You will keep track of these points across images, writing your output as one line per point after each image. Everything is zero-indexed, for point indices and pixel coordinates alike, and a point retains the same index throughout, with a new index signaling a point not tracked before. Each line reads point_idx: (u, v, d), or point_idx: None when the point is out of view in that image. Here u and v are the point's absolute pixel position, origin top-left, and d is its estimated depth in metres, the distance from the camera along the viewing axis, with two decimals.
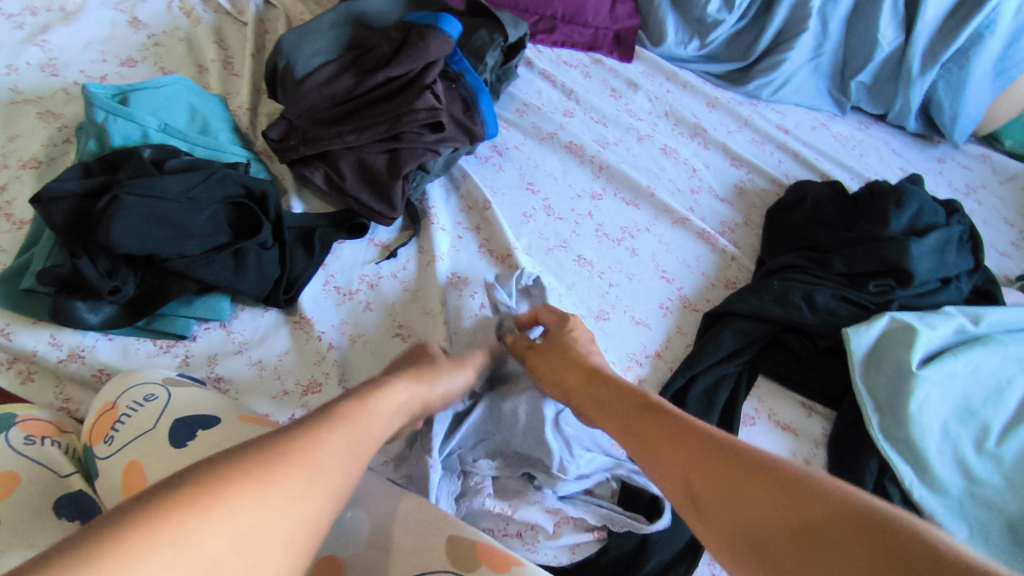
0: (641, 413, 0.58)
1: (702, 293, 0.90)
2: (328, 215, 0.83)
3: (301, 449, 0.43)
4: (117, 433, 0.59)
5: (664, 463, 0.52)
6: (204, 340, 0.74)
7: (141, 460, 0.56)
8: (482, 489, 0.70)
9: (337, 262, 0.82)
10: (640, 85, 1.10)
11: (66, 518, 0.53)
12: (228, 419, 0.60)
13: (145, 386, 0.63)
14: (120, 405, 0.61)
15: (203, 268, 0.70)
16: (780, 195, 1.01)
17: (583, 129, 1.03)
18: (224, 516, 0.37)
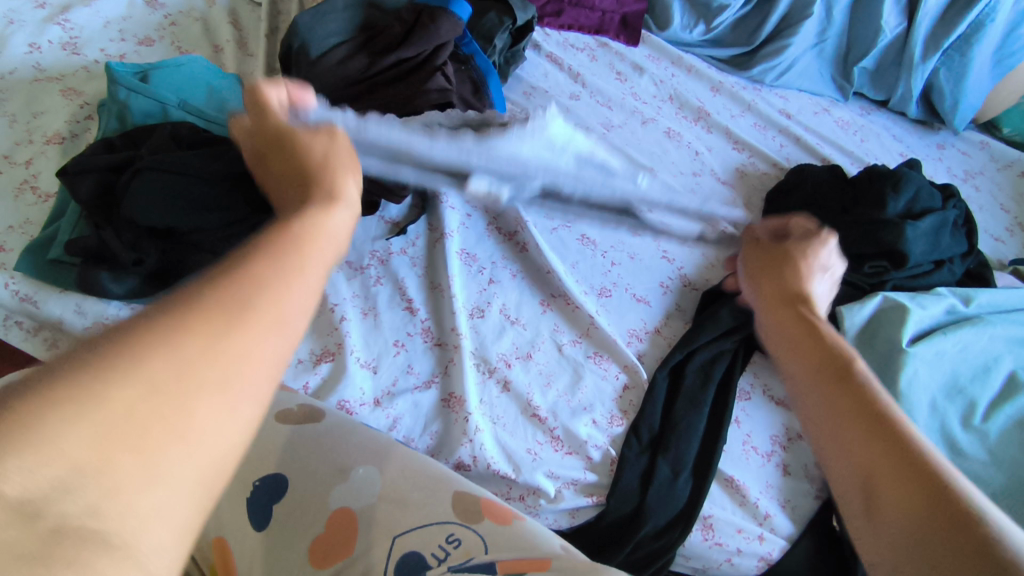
0: (836, 384, 0.43)
1: (702, 273, 0.94)
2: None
3: (250, 289, 0.31)
4: None
5: (847, 452, 0.39)
6: None
7: None
8: (485, 455, 0.73)
9: (350, 238, 0.85)
10: (645, 69, 1.12)
11: None
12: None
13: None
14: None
15: (220, 242, 0.73)
16: (780, 178, 1.04)
17: (589, 112, 1.05)
18: (143, 376, 0.25)
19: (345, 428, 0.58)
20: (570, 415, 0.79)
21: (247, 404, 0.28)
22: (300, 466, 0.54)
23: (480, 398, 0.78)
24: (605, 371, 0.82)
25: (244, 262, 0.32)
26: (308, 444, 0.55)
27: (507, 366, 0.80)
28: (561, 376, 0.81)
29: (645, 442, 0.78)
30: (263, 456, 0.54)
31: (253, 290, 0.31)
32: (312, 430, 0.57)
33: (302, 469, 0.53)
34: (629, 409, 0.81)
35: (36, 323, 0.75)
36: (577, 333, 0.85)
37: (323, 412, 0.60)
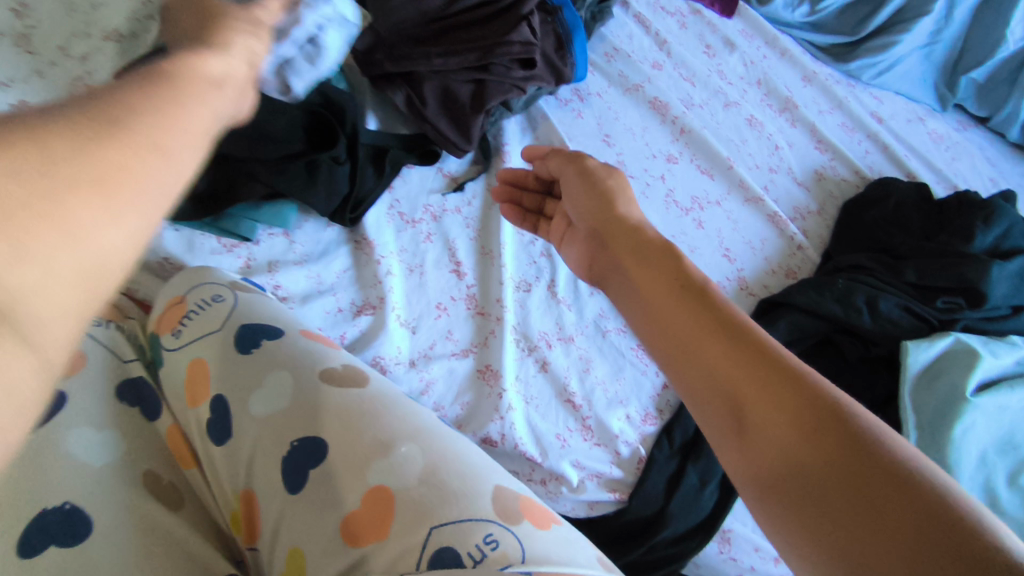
0: (713, 326, 0.45)
1: (762, 279, 0.88)
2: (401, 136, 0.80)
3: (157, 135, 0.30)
4: (186, 327, 0.60)
5: (802, 455, 0.36)
6: (266, 245, 0.75)
7: (205, 355, 0.58)
8: (514, 436, 0.73)
9: (404, 186, 0.80)
10: (737, 46, 1.03)
11: (127, 403, 0.55)
12: (292, 332, 0.61)
13: (212, 285, 0.64)
14: (188, 302, 0.62)
15: (275, 175, 0.70)
16: (860, 188, 0.97)
17: (669, 86, 0.97)
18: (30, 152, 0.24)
19: (387, 400, 0.56)
20: (604, 401, 0.77)
21: (138, 227, 0.28)
22: (340, 433, 0.52)
23: (516, 374, 0.76)
24: (644, 367, 0.80)
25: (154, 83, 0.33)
26: (350, 409, 0.54)
27: (547, 346, 0.78)
28: (601, 364, 0.79)
29: (676, 446, 0.76)
30: (306, 417, 0.53)
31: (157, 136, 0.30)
32: (355, 395, 0.55)
33: (344, 436, 0.52)
34: (665, 409, 0.79)
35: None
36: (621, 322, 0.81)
37: (366, 377, 0.58)
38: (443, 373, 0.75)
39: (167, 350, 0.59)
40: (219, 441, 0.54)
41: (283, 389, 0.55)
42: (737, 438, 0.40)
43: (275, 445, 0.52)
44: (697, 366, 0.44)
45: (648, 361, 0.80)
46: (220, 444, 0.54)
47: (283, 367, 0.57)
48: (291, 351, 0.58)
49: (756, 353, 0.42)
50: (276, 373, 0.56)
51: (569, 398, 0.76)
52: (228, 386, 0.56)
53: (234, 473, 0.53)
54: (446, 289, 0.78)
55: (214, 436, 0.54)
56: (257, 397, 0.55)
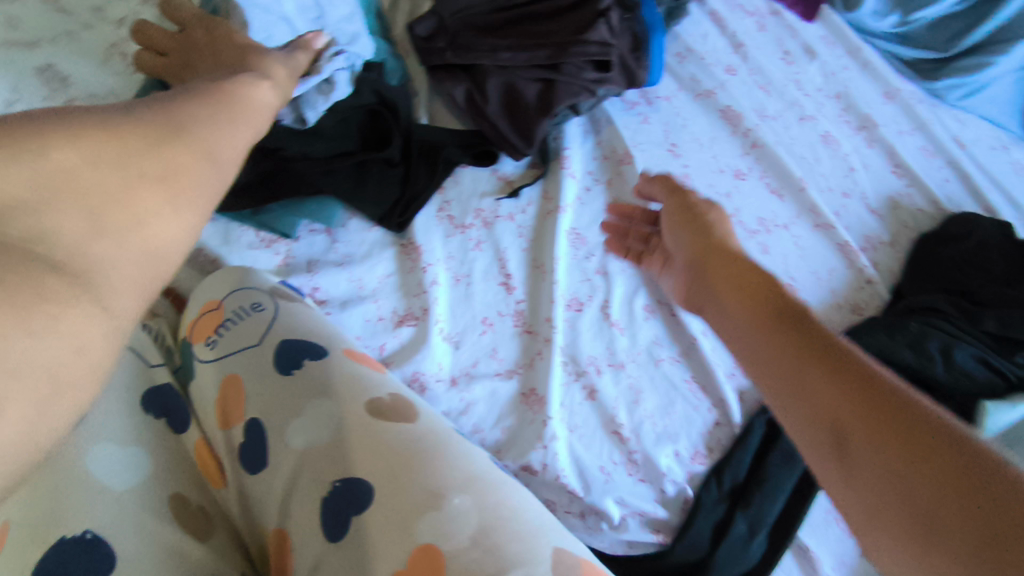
0: (817, 355, 0.43)
1: (826, 313, 0.82)
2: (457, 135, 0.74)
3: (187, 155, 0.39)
4: (221, 338, 0.57)
5: (912, 480, 0.35)
6: (306, 242, 0.70)
7: (240, 373, 0.55)
8: (556, 467, 0.68)
9: (456, 188, 0.75)
10: (817, 54, 0.95)
11: (153, 414, 0.53)
12: (334, 351, 0.57)
13: (252, 290, 0.61)
14: (227, 309, 0.59)
15: (325, 175, 0.68)
16: (937, 221, 0.89)
17: (742, 93, 0.90)
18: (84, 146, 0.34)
19: (435, 442, 0.51)
20: (654, 434, 0.73)
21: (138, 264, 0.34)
22: (385, 476, 0.48)
23: (562, 401, 0.71)
24: (696, 402, 0.75)
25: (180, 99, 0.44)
26: (400, 449, 0.49)
27: (595, 372, 0.73)
28: (651, 396, 0.74)
29: (724, 490, 0.72)
30: (349, 454, 0.49)
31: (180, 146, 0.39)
32: (406, 433, 0.51)
33: (392, 480, 0.47)
34: (715, 448, 0.74)
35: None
36: (676, 351, 0.76)
37: (415, 410, 0.54)
38: (485, 393, 0.70)
39: (199, 361, 0.57)
40: (251, 471, 0.51)
41: (324, 420, 0.51)
42: (840, 469, 0.38)
43: (314, 481, 0.48)
44: (799, 393, 0.43)
45: (701, 394, 0.75)
46: (253, 473, 0.50)
47: (325, 393, 0.53)
48: (335, 376, 0.54)
49: (861, 379, 0.40)
50: (317, 401, 0.52)
51: (618, 430, 0.72)
52: (265, 409, 0.52)
53: (268, 505, 0.50)
54: (494, 302, 0.72)
55: (247, 463, 0.51)
56: (295, 426, 0.51)
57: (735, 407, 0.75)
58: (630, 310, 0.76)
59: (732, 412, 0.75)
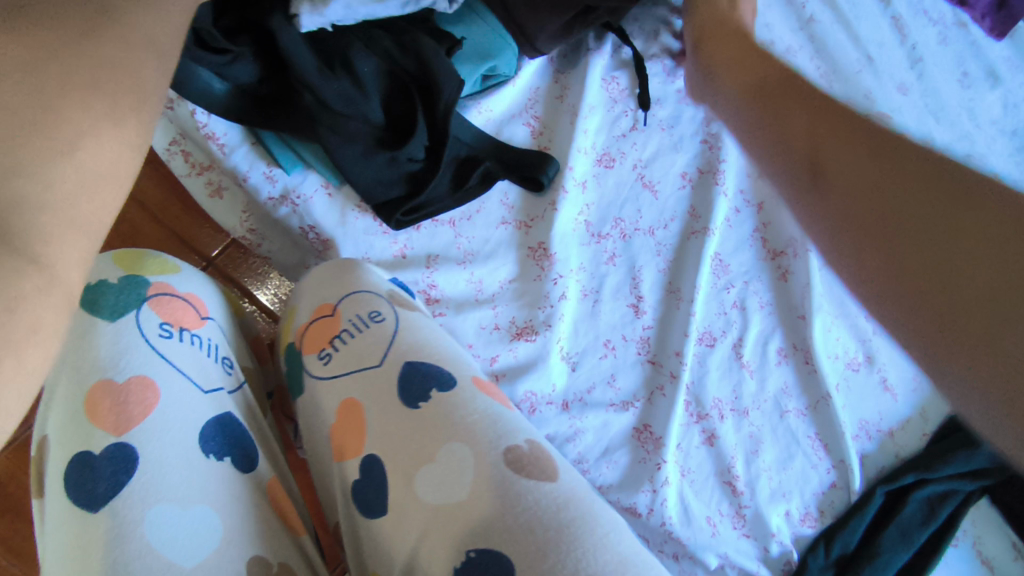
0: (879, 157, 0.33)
1: None
2: (503, 148, 0.63)
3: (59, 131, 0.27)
4: (336, 353, 0.50)
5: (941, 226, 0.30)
6: (428, 233, 0.64)
7: (360, 398, 0.48)
8: (663, 512, 0.62)
9: (597, 190, 0.68)
10: (999, 78, 0.84)
11: (214, 457, 0.39)
12: (464, 381, 0.49)
13: (370, 296, 0.53)
14: (343, 316, 0.52)
15: (338, 143, 0.54)
16: None
17: (913, 117, 0.80)
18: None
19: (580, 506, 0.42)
20: (769, 488, 0.66)
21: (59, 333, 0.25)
22: (523, 550, 0.39)
23: (678, 442, 0.65)
24: (817, 460, 0.68)
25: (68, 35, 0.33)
26: (541, 519, 0.41)
27: (718, 417, 0.66)
28: (771, 451, 0.67)
29: (831, 559, 0.66)
30: (485, 515, 0.41)
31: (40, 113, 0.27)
32: (551, 494, 0.42)
33: (536, 559, 0.39)
34: (827, 510, 0.68)
35: (203, 160, 0.63)
36: (805, 404, 0.69)
37: (554, 466, 0.45)
38: (599, 421, 0.64)
39: (312, 377, 0.50)
40: (366, 514, 0.44)
41: (457, 472, 0.43)
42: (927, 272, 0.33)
43: (445, 539, 0.41)
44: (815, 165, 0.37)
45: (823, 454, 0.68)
46: (369, 516, 0.44)
47: (458, 435, 0.45)
48: (469, 418, 0.45)
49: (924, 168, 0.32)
50: (451, 445, 0.44)
51: (730, 480, 0.65)
52: (384, 444, 0.45)
53: (388, 556, 0.43)
54: (625, 329, 0.66)
55: (364, 506, 0.44)
56: (427, 473, 0.43)
57: (855, 472, 0.68)
58: (762, 351, 0.69)
59: (852, 478, 0.68)
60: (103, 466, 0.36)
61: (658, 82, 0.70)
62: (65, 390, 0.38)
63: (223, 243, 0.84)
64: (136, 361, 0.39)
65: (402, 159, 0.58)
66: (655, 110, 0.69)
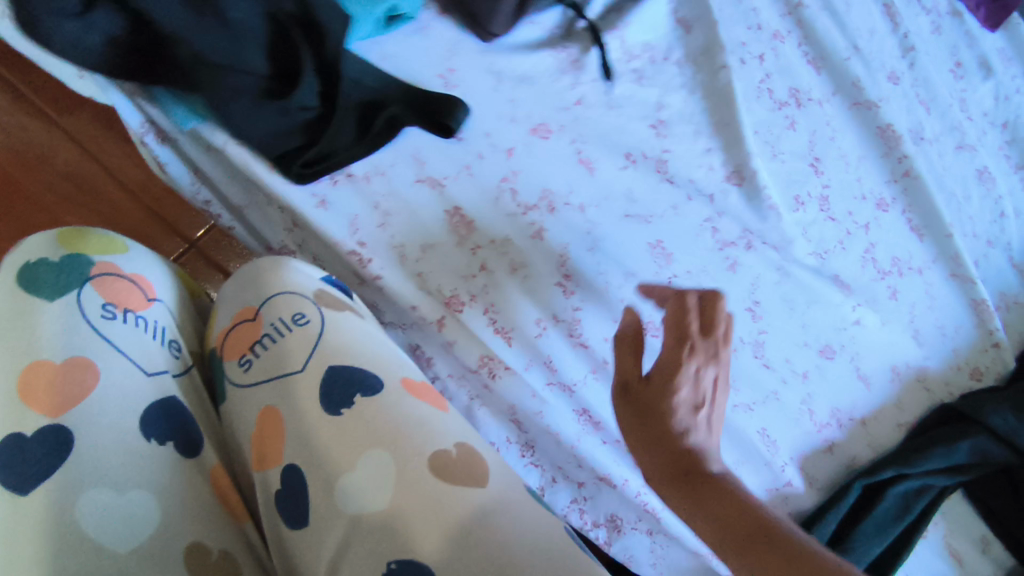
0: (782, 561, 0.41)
1: (944, 375, 0.73)
2: (409, 92, 0.64)
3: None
4: (255, 361, 0.49)
5: None
6: (384, 221, 0.64)
7: (279, 407, 0.46)
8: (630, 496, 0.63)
9: (562, 177, 0.67)
10: (993, 70, 0.83)
11: (154, 439, 0.40)
12: (391, 384, 0.48)
13: (293, 296, 0.51)
14: (265, 321, 0.50)
15: (218, 89, 0.57)
16: None
17: (902, 107, 0.78)
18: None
19: (515, 508, 0.43)
20: None
21: None
22: (460, 549, 0.40)
23: None
24: (771, 458, 0.67)
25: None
26: (479, 522, 0.41)
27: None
28: (727, 449, 0.67)
29: None
30: (413, 519, 0.41)
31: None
32: (473, 500, 0.42)
33: (473, 558, 0.39)
34: (781, 505, 0.67)
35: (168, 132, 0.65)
36: (754, 398, 0.68)
37: (485, 468, 0.45)
38: (561, 409, 0.64)
39: (230, 385, 0.48)
40: (292, 525, 0.42)
41: (383, 473, 0.43)
42: None
43: (375, 548, 0.40)
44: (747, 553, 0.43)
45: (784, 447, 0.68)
46: (294, 527, 0.42)
47: (381, 440, 0.44)
48: (392, 420, 0.45)
49: None
50: (367, 457, 0.43)
51: None
52: (324, 439, 0.44)
53: (315, 554, 0.41)
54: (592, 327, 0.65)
55: (286, 515, 0.43)
56: (355, 477, 0.42)
57: (812, 462, 0.69)
58: None
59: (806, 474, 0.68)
60: (35, 449, 0.37)
61: (617, 58, 0.72)
62: (2, 372, 0.39)
63: (206, 224, 0.83)
64: (78, 341, 0.41)
65: (293, 109, 0.59)
66: (613, 88, 0.71)
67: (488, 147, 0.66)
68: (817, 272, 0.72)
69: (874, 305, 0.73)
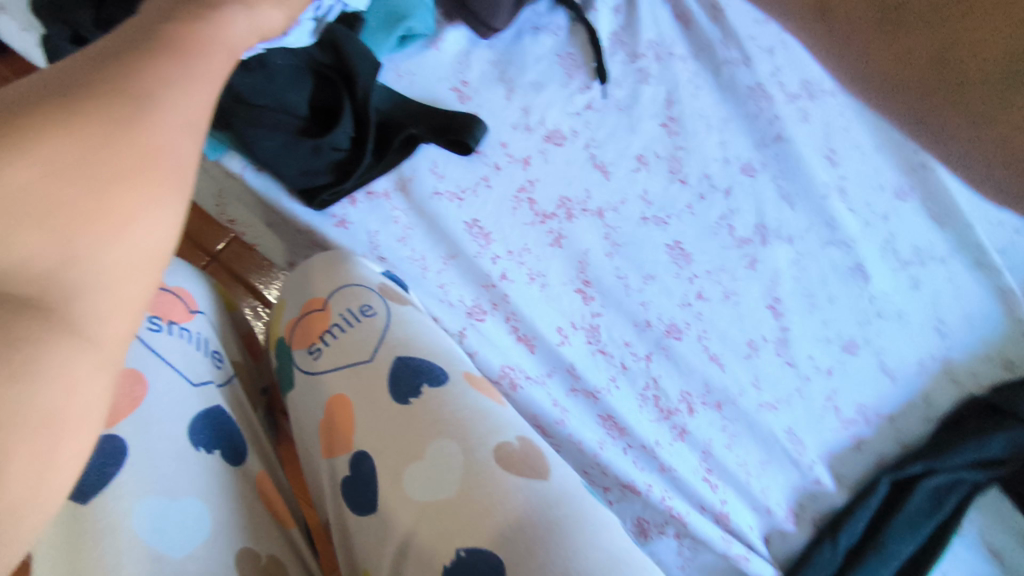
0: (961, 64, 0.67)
1: (973, 367, 0.72)
2: (427, 114, 0.64)
3: (153, 84, 0.32)
4: (326, 348, 0.50)
5: None
6: (399, 231, 0.64)
7: (350, 394, 0.48)
8: (660, 495, 0.63)
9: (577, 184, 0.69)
10: None
11: (205, 449, 0.42)
12: (455, 377, 0.49)
13: (361, 289, 0.53)
14: (334, 311, 0.52)
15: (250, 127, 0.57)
16: None
17: None
18: (44, 160, 0.27)
19: (571, 503, 0.42)
20: (743, 492, 0.66)
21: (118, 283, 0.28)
22: (511, 545, 0.39)
23: (657, 440, 0.64)
24: (798, 456, 0.67)
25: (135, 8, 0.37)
26: (530, 525, 0.40)
27: (688, 411, 0.66)
28: (754, 449, 0.67)
29: (839, 552, 0.64)
30: (469, 513, 0.41)
31: (135, 72, 0.32)
32: (538, 491, 0.42)
33: (524, 558, 0.39)
34: (808, 505, 0.67)
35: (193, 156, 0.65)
36: (779, 397, 0.68)
37: (546, 462, 0.45)
38: (584, 417, 0.64)
39: (304, 372, 0.50)
40: (357, 511, 0.44)
41: (449, 467, 0.43)
42: None
43: (441, 535, 0.41)
44: None
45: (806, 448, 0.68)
46: (358, 513, 0.44)
47: (447, 430, 0.45)
48: (458, 411, 0.46)
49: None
50: (441, 442, 0.44)
51: (709, 465, 0.65)
52: (376, 442, 0.45)
53: (379, 548, 0.43)
54: (616, 330, 0.66)
55: (357, 504, 0.44)
56: (416, 471, 0.43)
57: (839, 459, 0.69)
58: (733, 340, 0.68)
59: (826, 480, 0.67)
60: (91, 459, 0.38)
61: (619, 62, 0.73)
62: None
63: (228, 237, 0.85)
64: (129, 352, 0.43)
65: (325, 147, 0.59)
66: (614, 90, 0.71)
67: (505, 159, 0.67)
68: (834, 262, 0.72)
69: (895, 298, 0.73)
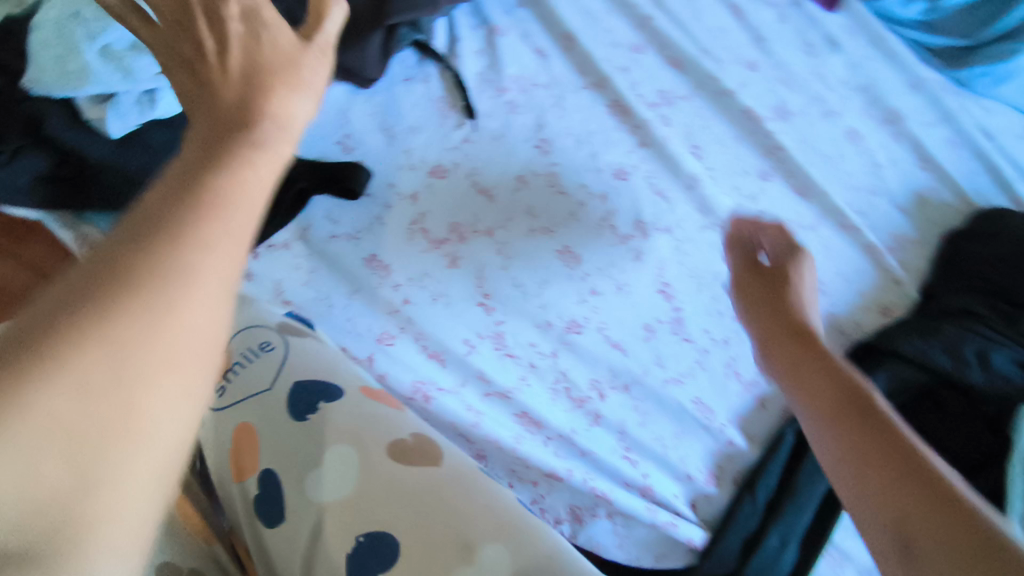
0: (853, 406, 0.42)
1: (855, 316, 0.78)
2: (316, 169, 0.72)
3: (217, 173, 0.28)
4: (228, 385, 0.55)
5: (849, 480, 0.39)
6: (303, 275, 0.71)
7: (252, 420, 0.52)
8: (580, 477, 0.67)
9: (464, 209, 0.75)
10: (840, 44, 0.93)
11: None
12: (351, 391, 0.55)
13: (260, 330, 0.59)
14: (234, 352, 0.57)
15: None
16: (962, 218, 0.85)
17: (762, 90, 0.88)
18: (86, 345, 0.22)
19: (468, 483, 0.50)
20: (662, 464, 0.70)
21: (184, 384, 0.25)
22: (417, 520, 0.46)
23: (571, 428, 0.69)
24: (709, 422, 0.72)
25: (194, 120, 0.32)
26: (431, 500, 0.47)
27: (599, 397, 0.71)
28: (664, 421, 0.72)
29: (760, 505, 0.68)
30: (375, 502, 0.47)
31: (207, 170, 0.28)
32: (432, 475, 0.49)
33: (427, 532, 0.46)
34: (725, 467, 0.71)
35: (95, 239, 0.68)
36: (681, 370, 0.73)
37: (438, 450, 0.52)
38: (500, 417, 0.69)
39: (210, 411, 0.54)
40: (269, 523, 0.48)
41: (348, 469, 0.49)
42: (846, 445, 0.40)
43: (347, 528, 0.46)
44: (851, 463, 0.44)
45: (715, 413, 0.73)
46: (271, 527, 0.48)
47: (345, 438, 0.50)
48: (353, 420, 0.52)
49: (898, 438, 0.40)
50: (336, 447, 0.50)
51: (626, 443, 0.70)
52: (280, 458, 0.50)
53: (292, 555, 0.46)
54: (520, 335, 0.71)
55: (267, 518, 0.48)
56: (321, 477, 0.48)
57: (750, 420, 0.73)
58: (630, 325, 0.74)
59: (737, 437, 0.72)
60: None
61: (490, 98, 0.81)
62: None
63: None
64: None
65: None
66: (487, 122, 0.79)
67: (395, 197, 0.74)
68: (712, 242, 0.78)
69: None
